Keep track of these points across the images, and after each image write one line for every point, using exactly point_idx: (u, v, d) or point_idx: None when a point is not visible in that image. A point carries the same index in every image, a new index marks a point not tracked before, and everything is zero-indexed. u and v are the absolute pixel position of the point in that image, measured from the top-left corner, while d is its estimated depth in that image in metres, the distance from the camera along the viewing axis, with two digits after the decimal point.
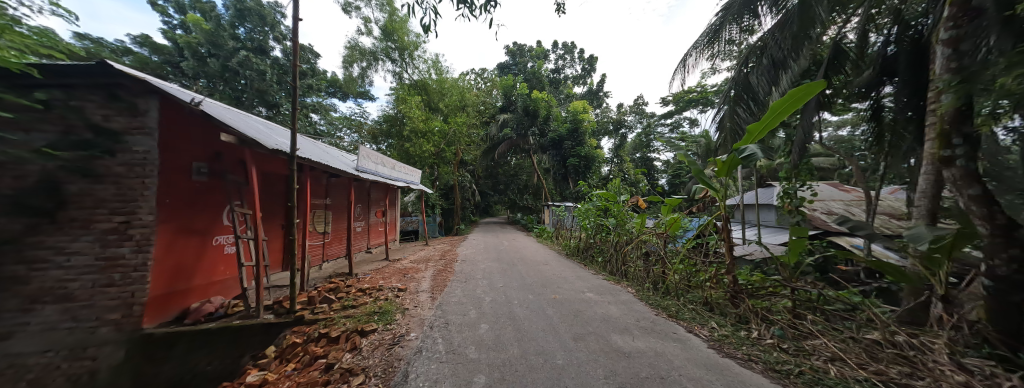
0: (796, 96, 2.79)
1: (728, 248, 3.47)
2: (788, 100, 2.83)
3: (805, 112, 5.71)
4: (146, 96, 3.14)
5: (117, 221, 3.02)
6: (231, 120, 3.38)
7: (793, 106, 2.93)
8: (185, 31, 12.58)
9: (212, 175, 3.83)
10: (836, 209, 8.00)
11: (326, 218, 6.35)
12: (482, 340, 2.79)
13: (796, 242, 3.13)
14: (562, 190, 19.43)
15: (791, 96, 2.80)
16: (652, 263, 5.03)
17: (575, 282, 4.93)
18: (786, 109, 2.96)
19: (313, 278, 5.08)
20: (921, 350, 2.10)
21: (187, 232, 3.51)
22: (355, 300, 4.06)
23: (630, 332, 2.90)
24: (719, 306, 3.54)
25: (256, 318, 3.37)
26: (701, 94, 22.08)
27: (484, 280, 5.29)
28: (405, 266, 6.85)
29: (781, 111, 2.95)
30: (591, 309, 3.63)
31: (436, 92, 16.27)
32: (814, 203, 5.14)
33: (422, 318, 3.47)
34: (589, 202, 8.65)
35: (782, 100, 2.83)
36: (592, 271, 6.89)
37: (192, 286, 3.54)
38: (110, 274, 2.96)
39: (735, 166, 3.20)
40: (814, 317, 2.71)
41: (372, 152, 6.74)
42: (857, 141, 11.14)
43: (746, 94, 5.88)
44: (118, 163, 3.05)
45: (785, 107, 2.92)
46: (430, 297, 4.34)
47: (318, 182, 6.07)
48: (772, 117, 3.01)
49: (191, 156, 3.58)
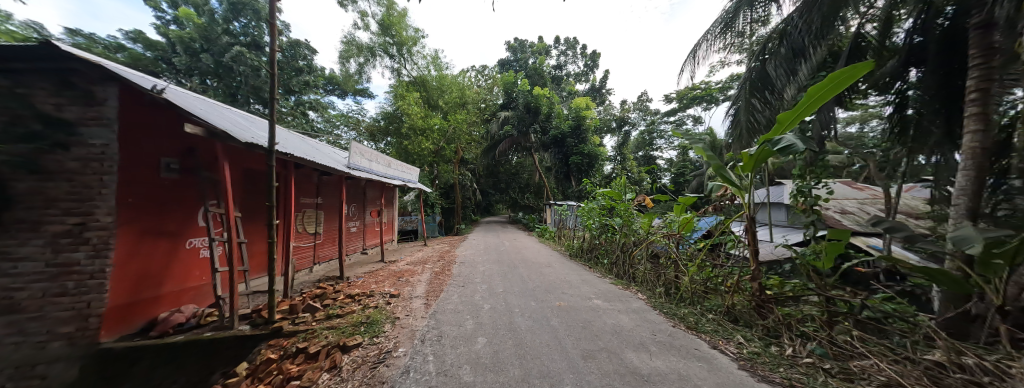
0: (836, 80, 2.45)
1: (752, 252, 3.08)
2: (828, 84, 2.48)
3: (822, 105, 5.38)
4: (103, 84, 2.81)
5: (71, 222, 2.68)
6: (201, 111, 3.04)
7: (831, 93, 2.59)
8: (179, 27, 12.31)
9: (185, 171, 3.49)
10: (851, 208, 7.62)
11: (316, 218, 6.02)
12: (478, 358, 2.45)
13: (832, 244, 2.73)
14: (564, 189, 19.10)
15: (831, 80, 2.44)
16: (664, 267, 4.67)
17: (581, 287, 4.59)
18: (823, 97, 2.61)
19: (300, 283, 4.75)
20: (998, 376, 1.70)
21: (155, 235, 3.18)
22: (342, 308, 3.72)
23: (647, 348, 2.56)
24: (744, 316, 3.17)
25: (230, 330, 3.03)
26: (706, 90, 21.67)
27: (483, 284, 4.96)
28: (401, 268, 6.51)
29: (817, 98, 2.60)
30: (599, 318, 3.29)
31: (435, 88, 15.93)
32: (830, 202, 4.64)
33: (412, 330, 3.14)
34: (593, 200, 8.31)
35: (820, 85, 2.48)
36: (597, 274, 6.56)
37: (160, 294, 3.21)
38: (63, 283, 2.63)
39: (766, 159, 2.85)
40: (860, 334, 2.32)
41: (365, 148, 6.39)
42: (870, 137, 10.76)
43: (764, 86, 5.50)
44: (72, 158, 2.70)
45: (822, 94, 2.58)
46: (423, 304, 4.01)
47: (307, 180, 5.75)
48: (806, 105, 2.66)
49: (159, 150, 3.24)
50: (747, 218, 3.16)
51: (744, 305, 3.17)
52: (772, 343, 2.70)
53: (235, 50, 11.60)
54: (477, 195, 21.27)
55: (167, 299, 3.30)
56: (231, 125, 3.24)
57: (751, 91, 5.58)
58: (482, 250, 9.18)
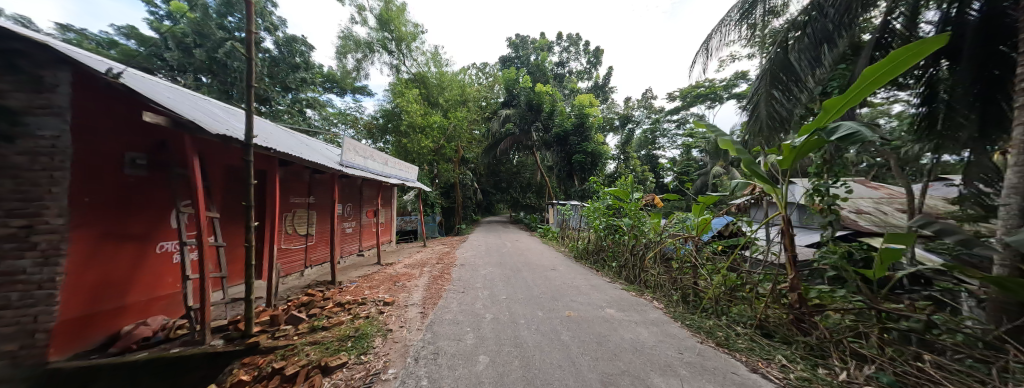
0: (898, 61, 2.11)
1: (791, 259, 2.74)
2: (887, 65, 2.13)
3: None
4: (54, 67, 2.42)
5: (15, 225, 2.26)
6: (168, 100, 2.69)
7: (887, 75, 2.25)
8: (172, 22, 12.00)
9: (154, 168, 3.15)
10: (867, 207, 7.17)
11: (308, 219, 5.73)
12: (479, 383, 2.11)
13: (888, 252, 2.36)
14: (565, 187, 18.79)
15: (893, 59, 2.09)
16: (680, 272, 4.32)
17: (590, 294, 4.24)
18: (879, 79, 2.27)
19: (286, 289, 4.40)
20: None
21: (117, 239, 2.83)
22: (330, 318, 3.37)
23: (676, 372, 2.20)
24: (779, 330, 2.82)
25: (202, 346, 2.69)
26: (710, 88, 21.26)
27: (485, 290, 4.61)
28: (398, 271, 6.16)
29: (873, 81, 2.26)
30: (616, 332, 2.95)
31: (435, 85, 15.54)
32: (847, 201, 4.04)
33: (406, 345, 2.79)
34: (598, 200, 7.98)
35: (879, 65, 2.13)
36: (605, 278, 6.19)
37: (124, 305, 2.87)
38: (4, 293, 2.21)
39: (810, 151, 2.50)
40: (934, 358, 1.95)
41: (359, 144, 6.01)
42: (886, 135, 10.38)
43: (788, 78, 5.12)
44: (16, 152, 2.26)
45: (878, 76, 2.23)
46: (419, 313, 3.68)
47: (297, 178, 5.41)
48: (860, 90, 2.32)
49: (124, 144, 2.91)
50: (784, 219, 2.80)
51: (780, 317, 2.82)
52: (819, 364, 2.34)
53: (229, 44, 11.30)
54: (478, 194, 20.93)
55: (132, 310, 2.95)
56: (202, 116, 2.88)
57: (773, 82, 5.19)
58: (483, 252, 8.85)
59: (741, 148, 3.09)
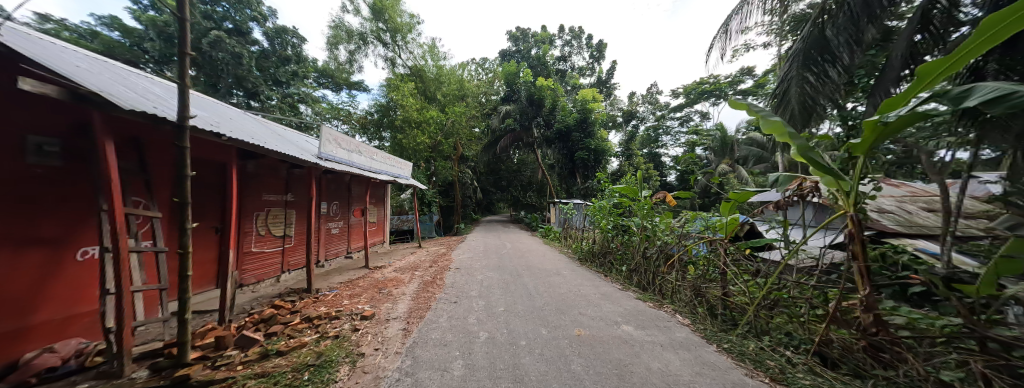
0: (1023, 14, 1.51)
1: (864, 271, 2.12)
2: (1007, 20, 1.53)
3: (886, 76, 4.44)
4: None
5: None
6: (68, 68, 2.09)
7: (999, 37, 1.64)
8: (156, 12, 11.45)
9: (69, 157, 2.58)
10: (889, 207, 6.34)
11: (284, 219, 5.18)
12: None
13: (1006, 262, 1.70)
14: (568, 185, 18.18)
15: (1013, 12, 1.50)
16: (707, 280, 3.73)
17: (601, 306, 3.67)
18: (988, 41, 1.67)
19: (250, 300, 3.82)
20: None
21: (15, 244, 2.26)
22: (291, 339, 2.81)
23: None
24: (845, 359, 2.23)
25: (117, 380, 2.12)
26: (715, 84, 20.76)
27: (481, 300, 4.06)
28: (387, 276, 5.60)
29: (978, 46, 1.67)
30: (641, 360, 2.38)
31: (433, 79, 14.96)
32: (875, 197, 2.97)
33: (377, 378, 2.20)
34: (603, 198, 7.46)
35: (992, 22, 1.54)
36: (614, 284, 5.63)
37: (24, 325, 2.29)
38: None
39: (891, 135, 1.91)
40: None
41: (340, 135, 5.36)
42: None
43: (824, 57, 4.50)
44: None
45: (981, 41, 1.64)
46: (401, 330, 3.11)
47: (270, 172, 4.83)
48: (958, 58, 1.72)
49: (24, 125, 2.33)
50: (852, 221, 2.18)
51: (844, 342, 2.23)
52: None
53: (214, 34, 10.76)
54: (478, 193, 20.41)
55: (39, 332, 2.38)
56: (128, 93, 2.35)
57: (805, 63, 4.57)
58: (481, 253, 8.33)
59: (793, 132, 2.47)
